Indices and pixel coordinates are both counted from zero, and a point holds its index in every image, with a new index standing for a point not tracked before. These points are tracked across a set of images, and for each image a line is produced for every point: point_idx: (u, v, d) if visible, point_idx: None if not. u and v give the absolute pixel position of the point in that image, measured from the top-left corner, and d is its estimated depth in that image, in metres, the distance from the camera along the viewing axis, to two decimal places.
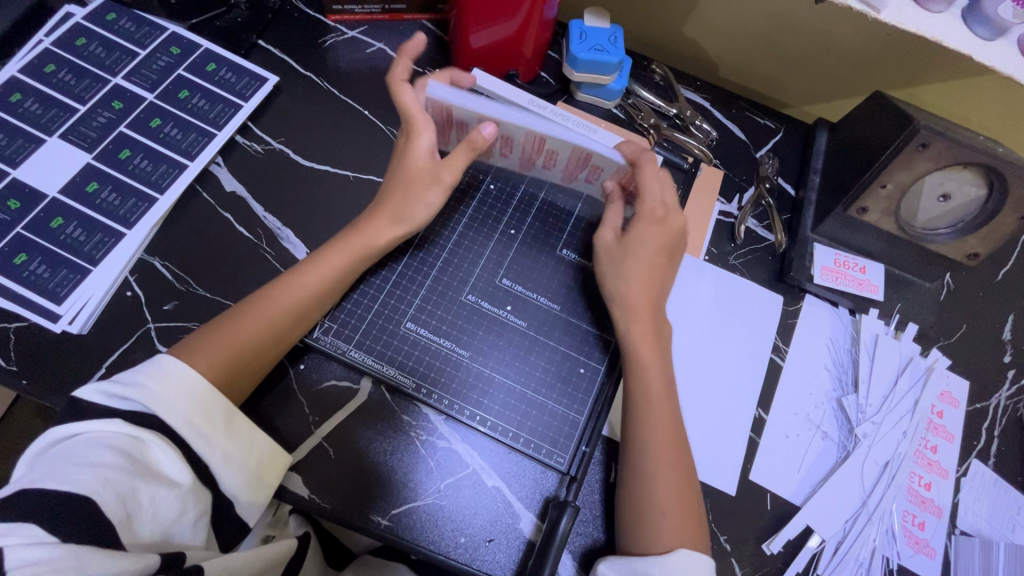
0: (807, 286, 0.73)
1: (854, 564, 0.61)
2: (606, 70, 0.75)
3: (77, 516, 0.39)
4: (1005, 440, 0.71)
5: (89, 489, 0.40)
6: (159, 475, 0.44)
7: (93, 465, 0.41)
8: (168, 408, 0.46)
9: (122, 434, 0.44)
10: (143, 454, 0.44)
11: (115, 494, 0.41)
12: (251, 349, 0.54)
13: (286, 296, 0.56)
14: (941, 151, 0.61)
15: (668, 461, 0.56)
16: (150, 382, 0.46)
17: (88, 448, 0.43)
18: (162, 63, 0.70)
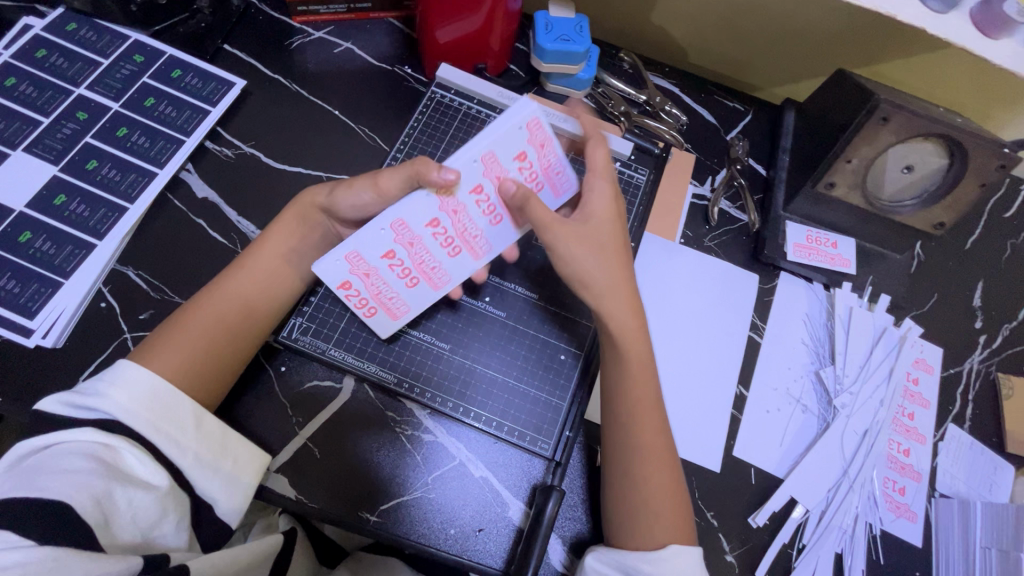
0: (781, 264, 0.74)
1: (838, 532, 0.63)
2: (573, 60, 0.75)
3: (51, 521, 0.38)
4: (979, 403, 0.73)
5: (62, 495, 0.39)
6: (134, 478, 0.44)
7: (66, 471, 0.41)
8: (133, 412, 0.46)
9: (92, 440, 0.44)
10: (115, 458, 0.44)
11: (89, 497, 0.40)
12: (211, 335, 0.54)
13: (235, 284, 0.57)
14: (902, 124, 0.62)
15: (654, 448, 0.56)
16: (111, 389, 0.46)
17: (61, 456, 0.42)
18: (126, 71, 0.69)
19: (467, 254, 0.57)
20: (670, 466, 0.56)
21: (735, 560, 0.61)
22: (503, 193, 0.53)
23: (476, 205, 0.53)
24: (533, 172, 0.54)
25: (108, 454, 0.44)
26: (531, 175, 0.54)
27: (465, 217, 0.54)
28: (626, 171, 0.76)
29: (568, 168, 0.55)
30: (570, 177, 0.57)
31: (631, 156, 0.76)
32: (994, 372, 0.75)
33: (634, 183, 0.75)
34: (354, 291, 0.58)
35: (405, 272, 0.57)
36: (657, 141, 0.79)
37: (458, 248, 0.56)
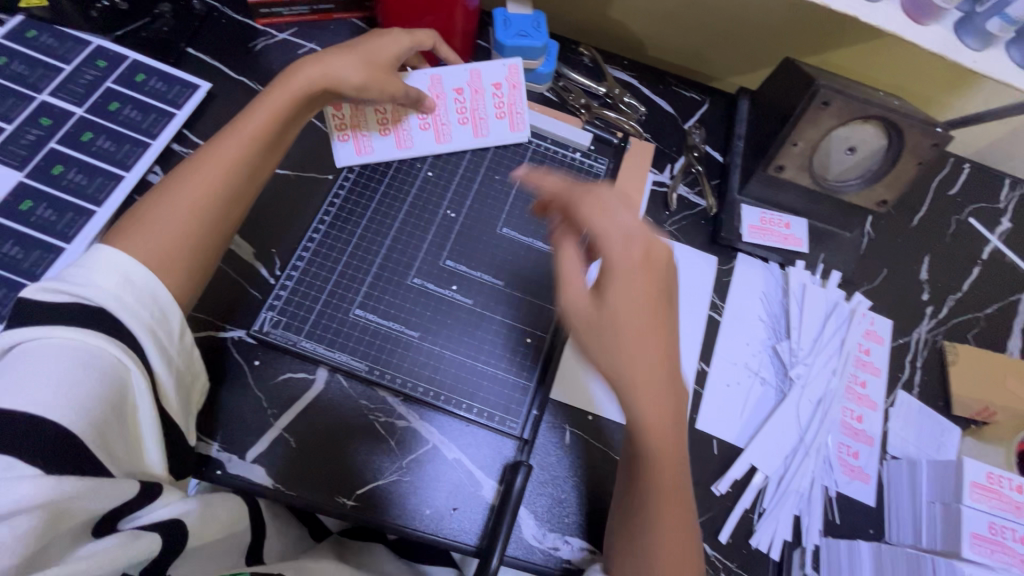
0: (738, 245, 0.78)
1: (795, 495, 0.66)
2: (532, 55, 0.78)
3: (58, 446, 0.41)
4: (927, 370, 0.77)
5: (62, 415, 0.41)
6: (127, 404, 0.47)
7: (67, 381, 0.43)
8: (130, 310, 0.48)
9: (88, 345, 0.45)
10: (116, 371, 0.46)
11: (89, 424, 0.43)
12: (187, 237, 0.54)
13: (204, 176, 0.56)
14: (841, 108, 0.66)
15: (670, 479, 0.52)
16: (103, 279, 0.48)
17: (60, 359, 0.44)
18: (89, 76, 0.70)
19: (433, 133, 0.74)
20: (685, 518, 0.53)
21: (700, 527, 0.64)
22: (477, 107, 0.75)
23: (455, 100, 0.74)
24: (502, 103, 0.75)
25: (106, 364, 0.45)
26: (501, 103, 0.75)
27: (444, 106, 0.73)
28: (586, 161, 0.78)
29: (526, 113, 0.76)
30: (524, 121, 0.77)
31: (590, 146, 0.79)
32: (941, 341, 0.79)
33: (594, 172, 0.78)
34: (343, 117, 0.71)
35: (383, 121, 0.72)
36: (617, 131, 0.82)
37: (429, 125, 0.73)
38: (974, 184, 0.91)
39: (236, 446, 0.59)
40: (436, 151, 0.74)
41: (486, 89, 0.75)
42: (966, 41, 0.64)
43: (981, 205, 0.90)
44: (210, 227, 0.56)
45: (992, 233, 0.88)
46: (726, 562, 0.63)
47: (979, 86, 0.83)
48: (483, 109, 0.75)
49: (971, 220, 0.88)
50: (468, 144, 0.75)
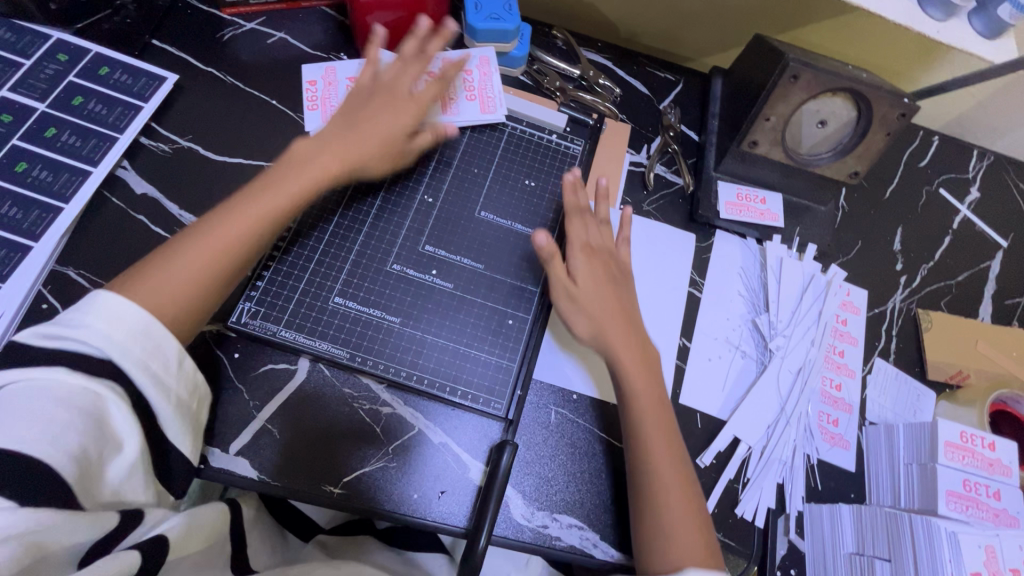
0: (715, 222, 0.78)
1: (779, 464, 0.68)
2: (505, 38, 0.77)
3: (35, 480, 0.40)
4: (902, 337, 0.79)
5: (40, 451, 0.40)
6: (108, 436, 0.45)
7: (44, 420, 0.42)
8: (122, 349, 0.46)
9: (65, 384, 0.44)
10: (95, 403, 0.44)
11: (68, 456, 0.42)
12: (198, 288, 0.53)
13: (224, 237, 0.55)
14: (811, 81, 0.67)
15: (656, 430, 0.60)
16: (98, 319, 0.46)
17: (37, 399, 0.43)
18: (50, 71, 0.68)
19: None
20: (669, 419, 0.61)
21: None
22: (446, 88, 0.75)
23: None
24: (472, 87, 0.76)
25: (85, 399, 0.44)
26: (470, 87, 0.76)
27: None
28: (562, 142, 0.78)
29: (497, 96, 0.76)
30: (497, 101, 0.76)
31: (566, 127, 0.79)
32: (915, 308, 0.81)
33: (571, 154, 0.78)
34: (316, 88, 0.74)
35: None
36: (592, 113, 0.82)
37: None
38: (943, 156, 0.93)
39: (218, 439, 0.58)
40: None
41: (458, 75, 0.76)
42: (930, 13, 0.65)
43: (951, 175, 0.92)
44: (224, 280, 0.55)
45: (962, 203, 0.90)
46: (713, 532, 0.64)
47: (946, 59, 0.85)
48: (453, 91, 0.76)
49: (942, 190, 0.90)
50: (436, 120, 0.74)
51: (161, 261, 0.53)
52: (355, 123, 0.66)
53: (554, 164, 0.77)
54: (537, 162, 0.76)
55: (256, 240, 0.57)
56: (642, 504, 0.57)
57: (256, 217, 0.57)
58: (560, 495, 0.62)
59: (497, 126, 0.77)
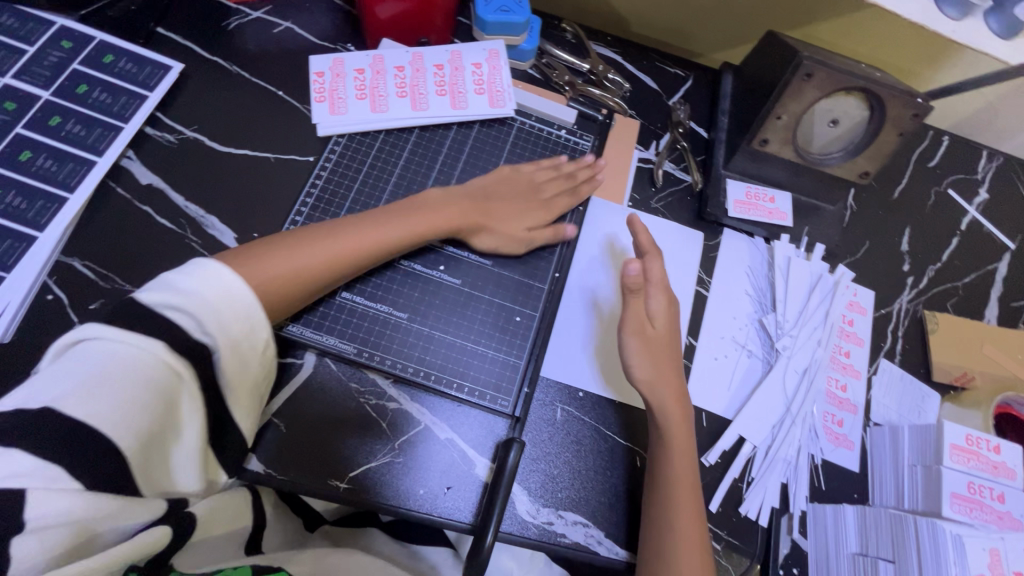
0: (723, 220, 0.78)
1: (783, 463, 0.68)
2: (514, 31, 0.76)
3: (102, 459, 0.41)
4: (908, 338, 0.79)
5: (114, 430, 0.42)
6: (176, 415, 0.47)
7: (121, 395, 0.43)
8: (212, 324, 0.48)
9: (149, 360, 0.45)
10: (159, 375, 0.45)
11: (136, 434, 0.43)
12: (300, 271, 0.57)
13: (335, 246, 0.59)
14: (825, 79, 0.66)
15: (684, 465, 0.60)
16: (205, 290, 0.48)
17: (116, 368, 0.44)
18: (54, 58, 0.67)
19: (410, 101, 0.73)
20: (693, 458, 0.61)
21: None
22: (456, 82, 0.75)
23: (435, 75, 0.74)
24: (481, 80, 0.75)
25: (157, 373, 0.45)
26: (480, 80, 0.75)
27: (422, 76, 0.74)
28: (572, 138, 0.78)
29: (507, 90, 0.75)
30: (507, 96, 0.75)
31: (575, 123, 0.79)
32: (921, 310, 0.81)
33: (580, 150, 0.78)
34: (323, 80, 0.73)
35: (361, 87, 0.73)
36: (601, 108, 0.81)
37: (406, 93, 0.73)
38: (953, 156, 0.92)
39: None
40: (412, 119, 0.72)
41: (467, 69, 0.75)
42: (946, 11, 0.64)
43: (960, 176, 0.91)
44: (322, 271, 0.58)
45: (970, 204, 0.89)
46: (717, 530, 0.64)
47: (958, 59, 0.84)
48: (463, 85, 0.75)
49: (950, 191, 0.90)
50: (445, 115, 0.73)
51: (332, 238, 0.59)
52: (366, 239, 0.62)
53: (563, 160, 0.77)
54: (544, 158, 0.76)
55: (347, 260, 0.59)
56: (655, 518, 0.58)
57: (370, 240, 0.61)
58: (566, 492, 0.62)
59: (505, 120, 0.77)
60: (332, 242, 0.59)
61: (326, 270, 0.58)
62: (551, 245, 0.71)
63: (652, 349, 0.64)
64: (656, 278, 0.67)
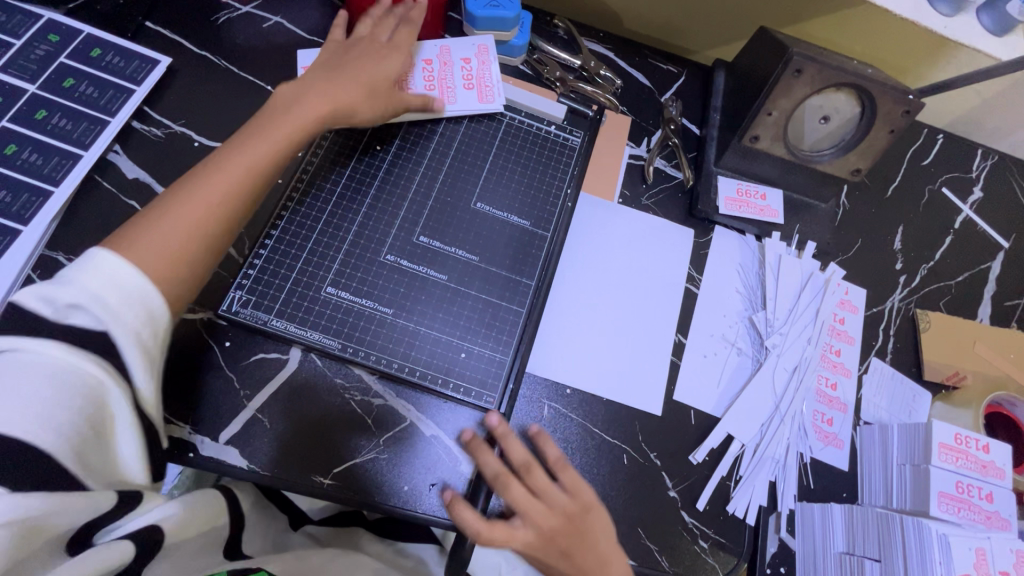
0: (714, 217, 0.78)
1: (772, 462, 0.68)
2: (504, 26, 0.76)
3: (36, 465, 0.40)
4: (900, 336, 0.78)
5: (43, 436, 0.40)
6: (102, 410, 0.44)
7: (43, 401, 0.41)
8: (115, 315, 0.45)
9: (57, 358, 0.43)
10: (84, 381, 0.43)
11: (64, 435, 0.41)
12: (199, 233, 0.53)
13: (221, 182, 0.54)
14: (815, 75, 0.66)
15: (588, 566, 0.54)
16: (91, 279, 0.45)
17: (37, 379, 0.41)
18: (41, 51, 0.67)
19: None
20: (614, 550, 0.56)
21: (677, 495, 0.65)
22: (445, 77, 0.75)
23: (423, 70, 0.74)
24: (470, 76, 0.75)
25: (66, 372, 0.43)
26: (468, 76, 0.75)
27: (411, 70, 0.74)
28: (561, 134, 0.77)
29: (496, 86, 0.76)
30: (495, 91, 0.76)
31: (566, 119, 0.78)
32: (913, 308, 0.80)
33: (569, 146, 0.77)
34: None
35: None
36: (592, 104, 0.80)
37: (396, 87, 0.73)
38: (947, 154, 0.92)
39: (208, 428, 0.58)
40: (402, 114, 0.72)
41: (456, 63, 0.76)
42: (937, 7, 0.64)
43: (954, 175, 0.90)
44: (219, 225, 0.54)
45: (964, 203, 0.89)
46: (704, 528, 0.64)
47: (952, 57, 0.84)
48: (452, 81, 0.75)
49: (944, 190, 0.89)
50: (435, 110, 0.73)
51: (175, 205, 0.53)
52: (321, 76, 0.64)
53: (553, 156, 0.76)
54: (533, 153, 0.75)
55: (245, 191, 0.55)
56: None
57: (240, 172, 0.55)
58: None
59: (495, 115, 0.76)
60: (213, 186, 0.54)
61: (207, 228, 0.53)
62: (540, 241, 0.71)
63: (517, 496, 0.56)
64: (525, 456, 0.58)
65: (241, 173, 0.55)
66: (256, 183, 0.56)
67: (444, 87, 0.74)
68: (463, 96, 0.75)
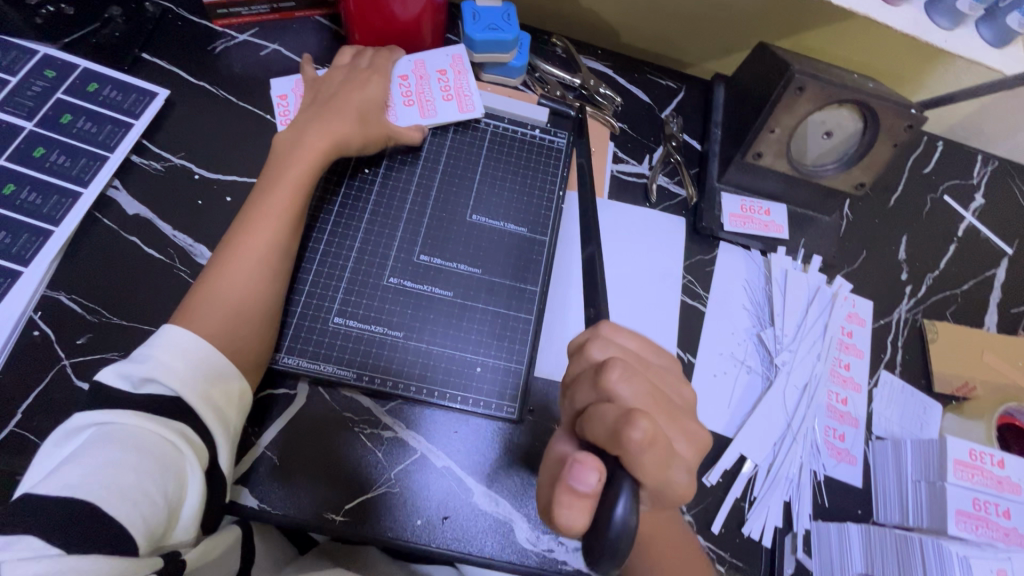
0: (719, 234, 0.77)
1: (786, 481, 0.67)
2: (504, 48, 0.75)
3: (90, 527, 0.39)
4: (908, 348, 0.78)
5: (101, 499, 0.40)
6: (174, 476, 0.45)
7: (106, 466, 0.42)
8: (183, 378, 0.50)
9: (137, 424, 0.45)
10: (155, 444, 0.45)
11: (123, 497, 0.41)
12: (252, 292, 0.57)
13: (254, 238, 0.58)
14: (817, 93, 0.65)
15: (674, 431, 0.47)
16: (160, 351, 0.50)
17: (104, 445, 0.43)
18: (37, 88, 0.66)
19: None
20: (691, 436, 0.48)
21: (692, 518, 0.64)
22: (422, 91, 0.73)
23: (400, 86, 0.72)
24: (448, 87, 0.74)
25: (147, 441, 0.45)
26: (446, 87, 0.74)
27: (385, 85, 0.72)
28: (546, 137, 0.77)
29: (474, 95, 0.74)
30: (473, 99, 0.74)
31: (548, 122, 0.78)
32: (920, 319, 0.80)
33: (555, 148, 0.77)
34: (287, 103, 0.72)
35: None
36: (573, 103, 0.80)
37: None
38: (947, 161, 0.92)
39: None
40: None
41: (431, 76, 0.74)
42: (938, 22, 0.64)
43: (955, 182, 0.90)
44: (267, 277, 0.58)
45: (966, 210, 0.89)
46: (720, 552, 0.63)
47: (949, 66, 0.84)
48: (429, 94, 0.73)
49: (946, 198, 0.89)
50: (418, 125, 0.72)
51: (220, 269, 0.58)
52: (332, 106, 0.67)
53: (540, 159, 0.76)
54: (522, 159, 0.75)
55: (274, 238, 0.59)
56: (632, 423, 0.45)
57: (267, 221, 0.59)
58: None
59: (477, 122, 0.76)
60: (250, 243, 0.58)
61: (253, 285, 0.57)
62: (540, 246, 0.70)
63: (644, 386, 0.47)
64: (594, 397, 0.47)
65: (270, 222, 0.59)
66: (286, 226, 0.60)
67: (422, 101, 0.73)
68: (443, 108, 0.73)
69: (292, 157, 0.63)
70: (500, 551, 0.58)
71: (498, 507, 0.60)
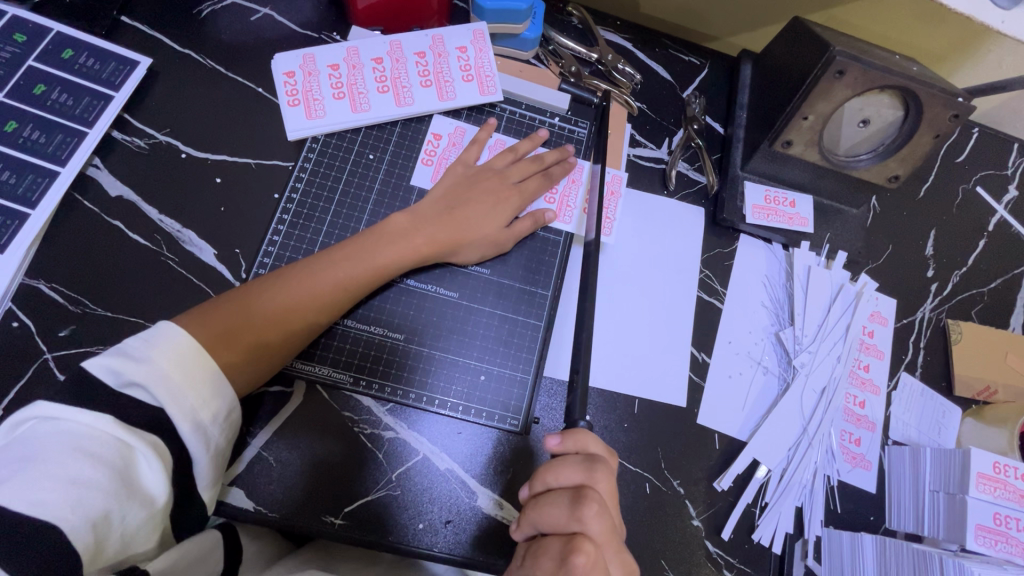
0: (740, 227, 0.73)
1: (798, 487, 0.65)
2: (517, 18, 0.69)
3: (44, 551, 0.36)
4: (930, 349, 0.75)
5: (59, 520, 0.37)
6: (138, 491, 0.41)
7: (65, 481, 0.38)
8: (175, 393, 0.44)
9: (100, 431, 0.41)
10: (119, 454, 0.41)
11: (83, 519, 0.38)
12: (283, 326, 0.53)
13: (309, 290, 0.55)
14: (857, 77, 0.60)
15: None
16: (161, 355, 0.45)
17: (63, 452, 0.39)
18: (7, 53, 0.61)
19: (393, 96, 0.67)
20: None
21: (702, 524, 0.62)
22: (440, 70, 0.69)
23: (417, 64, 0.69)
24: (468, 65, 0.70)
25: (102, 448, 0.40)
26: (466, 65, 0.69)
27: (401, 66, 0.68)
28: (566, 126, 0.73)
29: (496, 76, 0.70)
30: (496, 83, 0.70)
31: (569, 110, 0.73)
32: (944, 319, 0.77)
33: (576, 139, 0.73)
34: (295, 80, 0.66)
35: (338, 84, 0.67)
36: (595, 91, 0.75)
37: (388, 88, 0.68)
38: (982, 150, 0.86)
39: None
40: (398, 115, 0.67)
41: (585, 183, 0.71)
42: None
43: (989, 172, 0.85)
44: (313, 321, 0.55)
45: (999, 203, 0.84)
46: (728, 558, 0.62)
47: (995, 46, 0.78)
48: (573, 200, 0.70)
49: (979, 189, 0.84)
50: (432, 107, 0.68)
51: (260, 291, 0.54)
52: (457, 207, 0.63)
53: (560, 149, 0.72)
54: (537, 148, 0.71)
55: (334, 302, 0.56)
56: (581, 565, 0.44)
57: (329, 282, 0.56)
58: None
59: (490, 108, 0.71)
60: (304, 285, 0.55)
61: (286, 325, 0.53)
62: (553, 246, 0.67)
63: (609, 520, 0.47)
64: (564, 517, 0.46)
65: (331, 281, 0.56)
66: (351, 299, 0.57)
67: (441, 81, 0.69)
68: (466, 91, 0.69)
69: (390, 240, 0.59)
70: (504, 557, 0.56)
71: (502, 512, 0.58)
